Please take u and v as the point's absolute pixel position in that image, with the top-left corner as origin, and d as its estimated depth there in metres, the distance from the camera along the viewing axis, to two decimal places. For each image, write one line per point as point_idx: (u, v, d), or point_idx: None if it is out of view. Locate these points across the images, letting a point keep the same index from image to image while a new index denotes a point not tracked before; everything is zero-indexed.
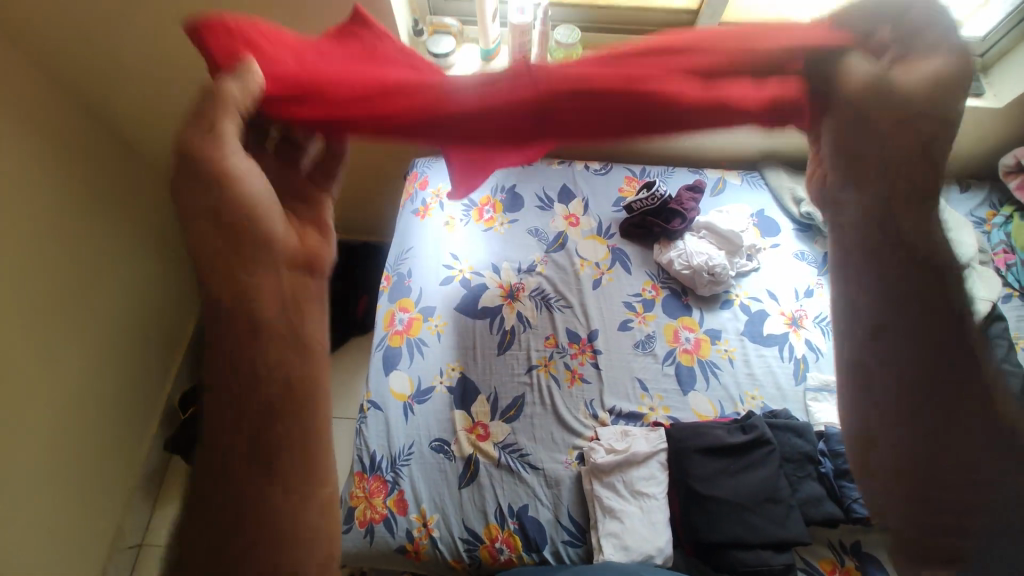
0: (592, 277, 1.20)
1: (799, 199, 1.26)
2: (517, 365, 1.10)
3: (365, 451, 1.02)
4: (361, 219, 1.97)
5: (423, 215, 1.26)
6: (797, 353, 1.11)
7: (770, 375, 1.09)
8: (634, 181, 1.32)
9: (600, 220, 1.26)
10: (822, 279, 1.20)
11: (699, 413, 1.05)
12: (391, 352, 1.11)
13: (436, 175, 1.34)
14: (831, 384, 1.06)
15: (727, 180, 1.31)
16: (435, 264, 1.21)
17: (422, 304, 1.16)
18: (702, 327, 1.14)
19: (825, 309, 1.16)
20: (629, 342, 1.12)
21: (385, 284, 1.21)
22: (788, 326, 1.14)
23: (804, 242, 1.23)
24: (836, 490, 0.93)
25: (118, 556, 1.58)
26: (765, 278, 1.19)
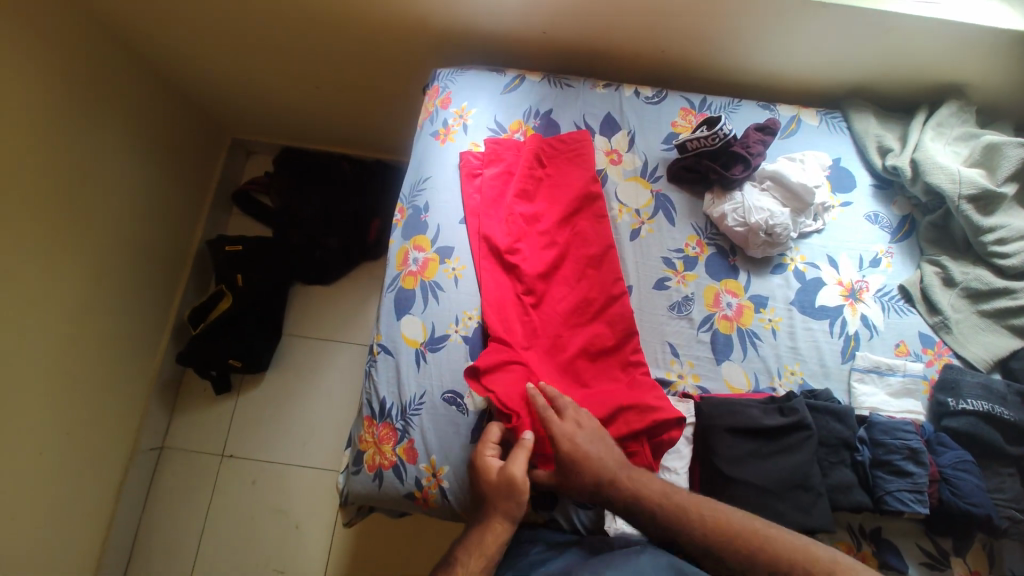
0: (630, 226, 1.05)
1: (885, 149, 1.07)
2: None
3: (374, 397, 0.98)
4: (374, 134, 1.79)
5: (444, 140, 1.10)
6: (849, 329, 1.00)
7: (815, 350, 1.00)
8: (692, 114, 1.12)
9: (646, 160, 1.09)
10: (893, 248, 1.05)
11: (731, 385, 0.98)
12: (404, 294, 1.03)
13: (461, 91, 1.14)
14: (882, 366, 0.97)
15: (801, 120, 1.11)
16: (455, 199, 1.07)
17: (438, 243, 1.04)
18: (748, 292, 1.03)
19: (890, 283, 1.03)
20: (664, 303, 1.02)
21: (399, 217, 1.09)
22: (844, 299, 1.02)
23: (879, 203, 1.07)
24: (869, 480, 0.88)
25: (140, 457, 1.65)
26: (828, 241, 1.05)
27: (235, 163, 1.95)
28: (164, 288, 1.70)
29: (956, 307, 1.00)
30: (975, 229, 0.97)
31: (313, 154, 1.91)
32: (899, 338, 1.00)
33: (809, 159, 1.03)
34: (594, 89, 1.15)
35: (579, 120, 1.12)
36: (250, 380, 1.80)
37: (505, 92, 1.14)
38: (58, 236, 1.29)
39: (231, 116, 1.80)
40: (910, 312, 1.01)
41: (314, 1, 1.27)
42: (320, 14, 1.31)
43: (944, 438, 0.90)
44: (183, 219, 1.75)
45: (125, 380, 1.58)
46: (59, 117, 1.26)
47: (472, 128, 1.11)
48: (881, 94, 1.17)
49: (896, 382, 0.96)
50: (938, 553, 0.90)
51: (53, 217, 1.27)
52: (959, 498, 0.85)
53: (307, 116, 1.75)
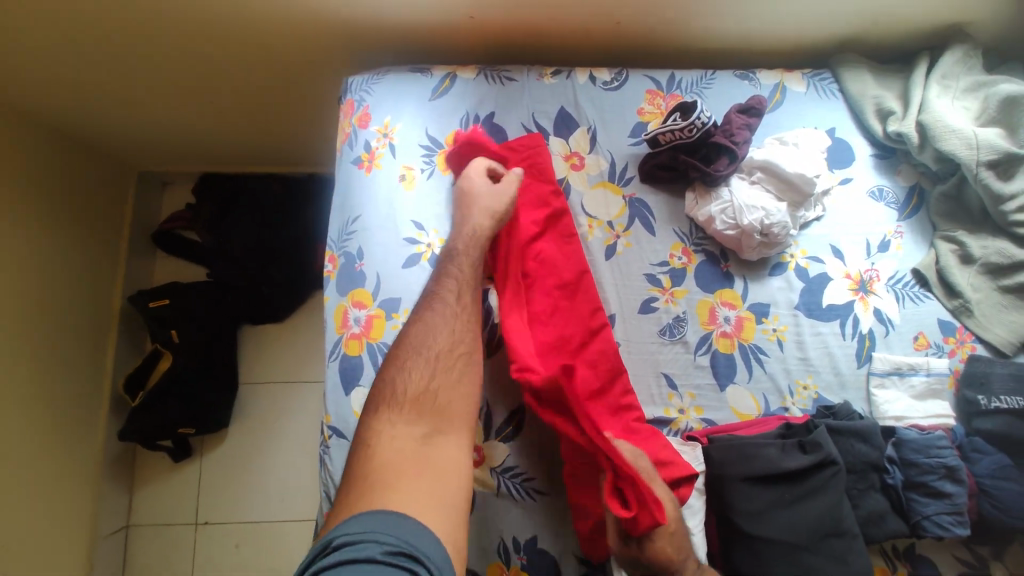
0: (604, 243, 0.90)
1: (886, 112, 0.93)
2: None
3: (333, 490, 0.84)
4: (303, 147, 1.55)
5: (369, 167, 0.91)
6: (862, 327, 0.88)
7: (827, 358, 0.87)
8: (660, 97, 0.94)
9: (613, 159, 0.92)
10: (901, 226, 0.92)
11: (739, 413, 0.85)
12: (350, 363, 0.86)
13: (382, 102, 0.94)
14: (903, 367, 0.85)
15: (787, 87, 0.95)
16: (393, 238, 0.89)
17: (381, 296, 0.87)
18: (746, 302, 0.89)
19: (902, 268, 0.90)
20: (652, 329, 0.88)
21: (330, 267, 0.91)
22: (854, 294, 0.89)
23: (881, 175, 0.94)
24: (902, 504, 0.78)
25: (103, 543, 1.47)
26: (829, 229, 0.91)
27: (148, 198, 1.66)
28: (90, 359, 1.47)
29: (975, 286, 0.88)
30: (995, 198, 0.85)
31: (239, 178, 1.66)
32: (917, 330, 0.88)
33: (804, 139, 0.87)
34: (542, 79, 0.96)
35: (528, 121, 0.93)
36: (211, 438, 1.60)
37: (436, 97, 0.94)
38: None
39: (132, 147, 1.52)
40: (927, 298, 0.89)
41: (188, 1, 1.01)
42: (200, 16, 1.05)
43: (980, 443, 0.80)
44: (96, 276, 1.49)
45: (62, 471, 1.37)
46: None
47: (401, 148, 0.91)
48: (874, 43, 1.01)
49: (919, 383, 0.85)
50: (976, 560, 0.82)
51: None
52: (1002, 512, 0.77)
53: (220, 137, 1.49)
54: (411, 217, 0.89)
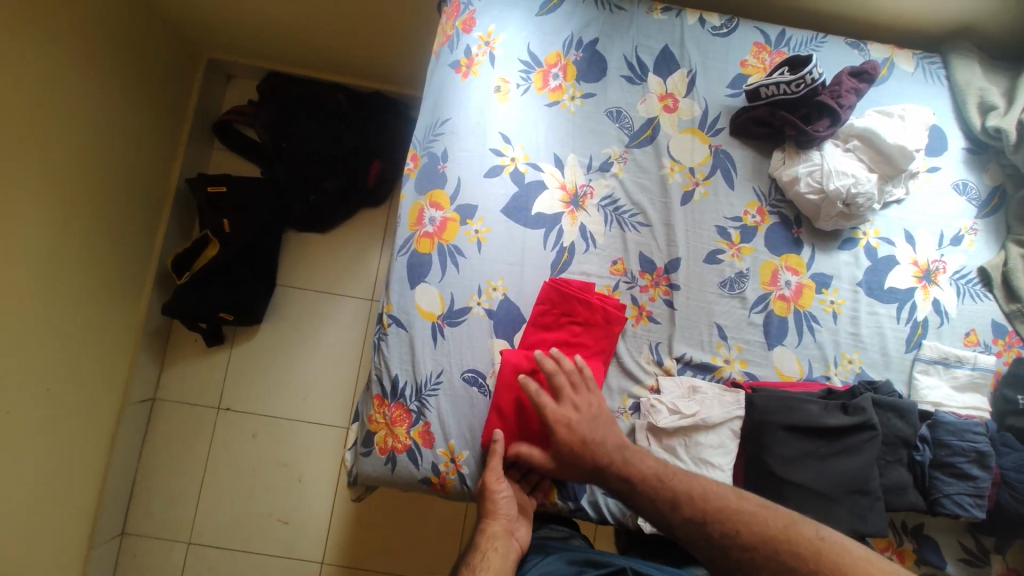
0: (682, 188, 0.91)
1: (988, 107, 0.91)
2: (593, 266, 0.89)
3: (385, 374, 0.88)
4: (375, 57, 1.54)
5: (466, 73, 0.91)
6: (918, 315, 0.89)
7: (878, 338, 0.89)
8: (766, 53, 0.93)
9: (707, 107, 0.92)
10: (976, 224, 0.92)
11: (782, 372, 0.88)
12: (418, 260, 0.89)
13: (488, 10, 0.93)
14: (950, 358, 0.87)
15: (896, 64, 0.93)
16: (478, 147, 0.90)
17: (458, 201, 0.90)
18: (810, 270, 0.90)
19: (969, 264, 0.91)
20: (714, 279, 0.90)
21: (410, 165, 0.93)
22: (917, 281, 0.90)
23: (968, 170, 0.93)
24: (925, 481, 0.81)
25: (131, 409, 1.53)
26: (906, 214, 0.91)
27: (214, 87, 1.67)
28: (142, 232, 1.50)
29: None
30: None
31: (305, 82, 1.66)
32: (970, 327, 0.89)
33: (910, 114, 0.86)
34: (650, 14, 0.94)
35: (630, 54, 0.93)
36: (243, 332, 1.66)
37: (542, 13, 0.93)
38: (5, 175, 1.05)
39: (206, 29, 1.51)
40: (986, 298, 0.90)
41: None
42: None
43: (1010, 439, 0.82)
44: (157, 153, 1.51)
45: (106, 333, 1.42)
46: (20, 17, 1.03)
47: (500, 58, 0.91)
48: (989, 36, 0.98)
49: (963, 375, 0.87)
50: (978, 550, 0.86)
51: (18, 141, 1.07)
52: (1020, 504, 0.79)
53: (300, 34, 1.49)
54: (500, 130, 0.90)
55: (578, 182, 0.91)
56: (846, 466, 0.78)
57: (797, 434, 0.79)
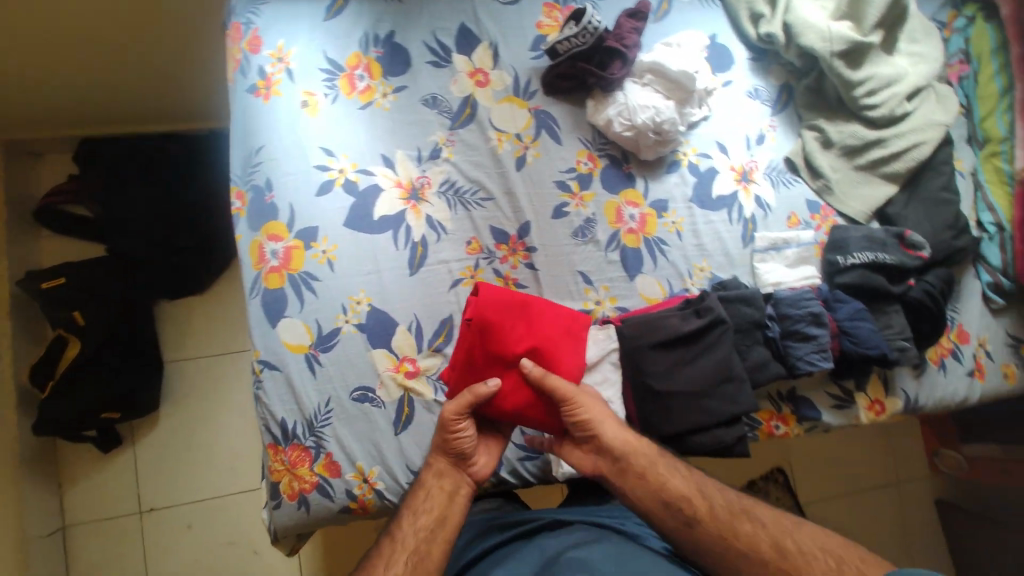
0: (514, 155, 0.93)
1: (758, 17, 0.99)
2: (451, 251, 0.91)
3: (272, 421, 0.85)
4: (192, 96, 1.42)
5: (267, 95, 0.87)
6: (746, 213, 0.99)
7: (718, 242, 0.99)
8: (557, 11, 0.97)
9: (517, 74, 0.95)
10: (775, 121, 1.01)
11: (647, 297, 0.95)
12: (271, 296, 0.87)
13: (271, 25, 0.88)
14: (778, 242, 0.98)
15: None
16: (303, 168, 0.88)
17: (297, 227, 0.87)
18: (648, 200, 0.97)
19: (777, 157, 1.01)
20: (566, 232, 0.94)
21: (238, 204, 0.89)
22: (738, 183, 0.99)
23: (757, 77, 1.01)
24: (781, 352, 0.92)
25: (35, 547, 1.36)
26: (715, 128, 0.99)
27: (22, 172, 1.48)
28: None
29: (835, 167, 0.99)
30: (846, 86, 0.95)
31: (127, 141, 1.50)
32: (791, 211, 1.00)
33: (685, 41, 0.95)
34: None
35: (430, 40, 0.93)
36: (142, 424, 1.52)
37: (329, 18, 0.90)
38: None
39: None
40: (797, 182, 1.01)
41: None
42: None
43: (840, 295, 0.94)
44: None
45: None
46: None
47: (298, 73, 0.88)
48: None
49: (792, 253, 0.99)
50: (845, 394, 0.99)
51: None
52: (858, 346, 0.91)
53: (99, 92, 1.34)
54: (319, 145, 0.88)
55: (413, 176, 0.91)
56: (707, 361, 0.87)
57: (664, 348, 0.87)
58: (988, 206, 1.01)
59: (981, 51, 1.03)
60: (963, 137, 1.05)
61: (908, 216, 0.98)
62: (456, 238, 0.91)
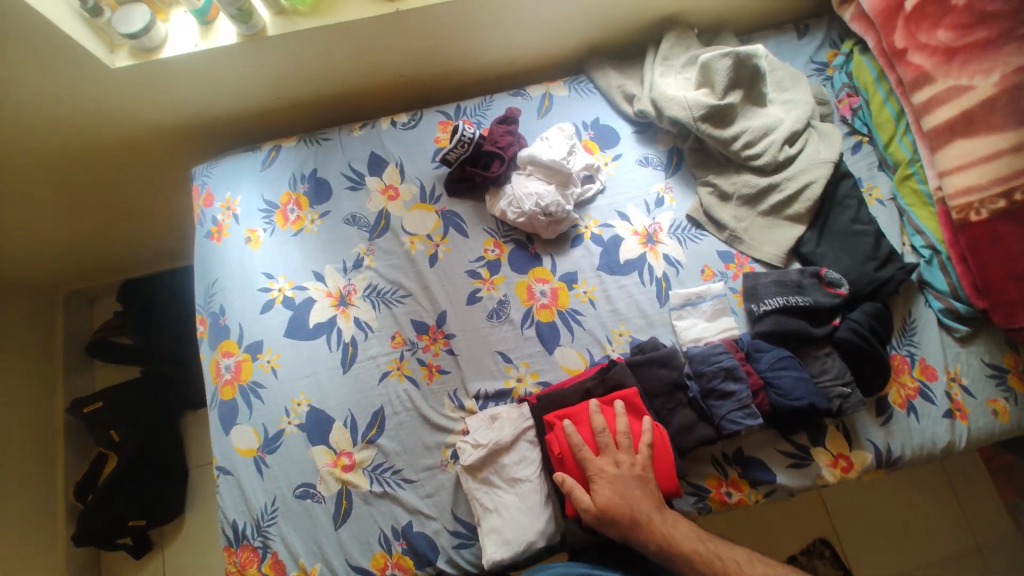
0: (426, 254, 1.04)
1: (631, 96, 1.09)
2: (376, 345, 1.00)
3: (226, 524, 0.93)
4: None
5: (220, 238, 1.06)
6: (657, 273, 1.01)
7: (633, 305, 1.00)
8: (451, 125, 1.12)
9: (422, 183, 1.08)
10: (670, 182, 1.06)
11: (569, 369, 0.98)
12: (226, 406, 0.99)
13: (221, 183, 1.10)
14: (692, 297, 0.98)
15: (552, 95, 1.12)
16: (249, 292, 1.03)
17: (245, 342, 1.01)
18: (557, 274, 1.03)
19: (678, 216, 1.04)
20: (481, 315, 1.01)
21: (202, 328, 1.05)
22: (643, 246, 1.03)
23: (645, 145, 1.09)
24: (705, 411, 0.89)
25: None
26: (612, 198, 1.06)
27: (80, 315, 1.80)
28: (42, 474, 1.55)
29: (738, 217, 1.01)
30: (722, 143, 0.99)
31: (156, 279, 1.80)
32: (703, 264, 1.01)
33: (553, 134, 1.05)
34: (352, 133, 1.13)
35: (346, 170, 1.10)
36: (170, 528, 1.66)
37: (265, 168, 1.10)
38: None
39: (45, 274, 1.65)
40: (704, 236, 1.02)
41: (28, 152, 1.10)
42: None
43: (760, 343, 0.92)
44: (36, 397, 1.59)
45: None
46: None
47: (242, 216, 1.07)
48: (615, 47, 1.16)
49: (710, 306, 0.97)
50: (800, 451, 0.89)
51: None
52: (784, 397, 0.87)
53: None
54: (262, 270, 1.04)
55: (341, 284, 1.04)
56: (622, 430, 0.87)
57: None
58: (916, 230, 0.97)
59: (866, 82, 1.05)
60: (874, 165, 1.04)
61: (824, 253, 0.96)
62: (381, 334, 1.01)
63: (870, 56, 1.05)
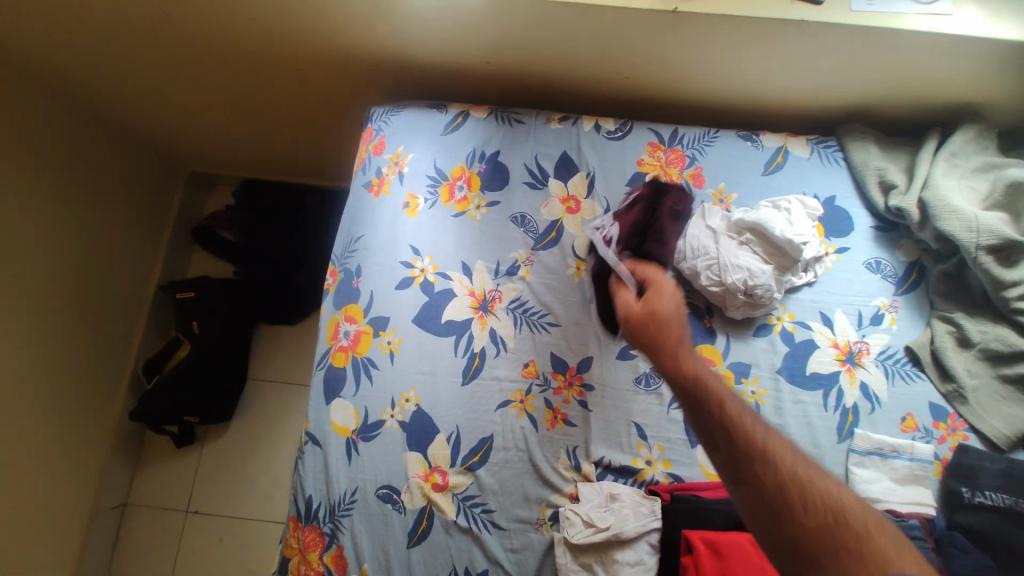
0: (590, 287, 0.92)
1: (889, 185, 0.91)
2: (503, 366, 0.90)
3: (300, 494, 0.87)
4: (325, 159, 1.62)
5: (378, 193, 0.97)
6: (847, 401, 0.85)
7: (805, 428, 0.85)
8: (661, 151, 0.97)
9: (608, 206, 0.95)
10: (897, 301, 0.90)
11: (708, 472, 0.85)
12: (334, 373, 0.91)
13: (396, 133, 1.00)
14: (885, 448, 0.82)
15: (789, 152, 0.96)
16: (390, 261, 0.94)
17: (371, 314, 0.92)
18: (727, 360, 0.88)
19: (895, 344, 0.88)
20: (629, 376, 0.89)
21: (330, 281, 0.97)
22: (840, 365, 0.87)
23: (880, 248, 0.92)
24: None
25: (100, 518, 1.53)
26: (820, 297, 0.90)
27: (195, 198, 1.80)
28: (119, 338, 1.58)
29: (973, 372, 0.84)
30: (999, 286, 0.81)
31: (275, 187, 1.78)
32: (906, 411, 0.85)
33: (795, 207, 0.87)
34: (549, 124, 1.00)
35: (531, 162, 0.98)
36: (214, 429, 1.67)
37: (446, 133, 1.00)
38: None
39: (179, 147, 1.65)
40: (919, 378, 0.86)
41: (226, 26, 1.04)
42: (238, 50, 1.10)
43: (960, 540, 0.76)
44: (136, 264, 1.62)
45: (77, 443, 1.46)
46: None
47: (408, 177, 0.97)
48: (884, 116, 0.97)
49: (902, 466, 0.82)
50: None
51: None
52: None
53: (260, 148, 1.60)
54: (409, 243, 0.94)
55: (486, 287, 0.93)
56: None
57: None
58: None
59: None
60: None
61: None
62: (517, 354, 0.90)
63: None
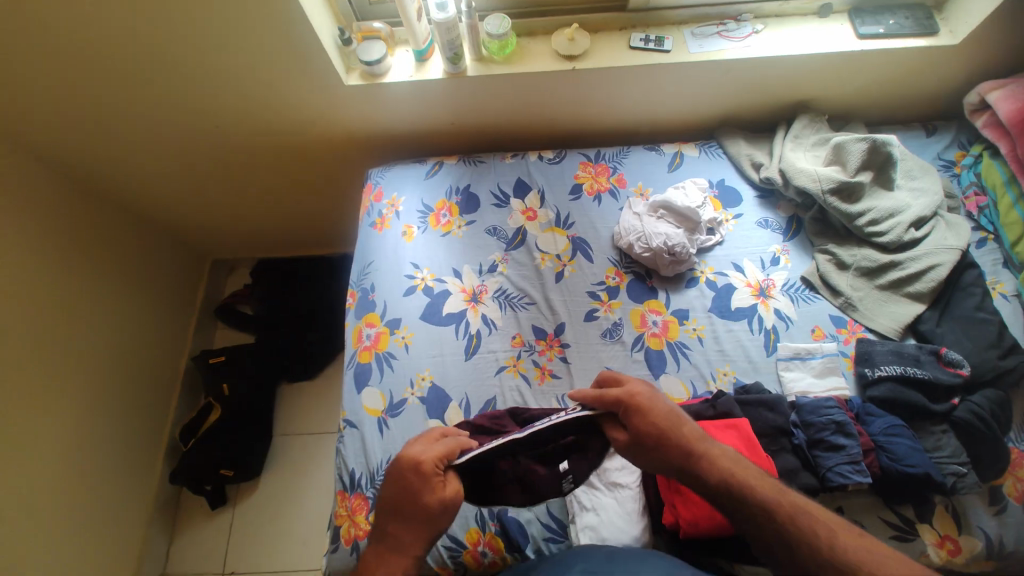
0: (553, 270, 1.18)
1: (758, 164, 1.22)
2: (496, 341, 1.12)
3: (344, 470, 1.04)
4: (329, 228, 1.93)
5: (381, 228, 1.25)
6: (767, 324, 1.08)
7: (740, 349, 1.07)
8: (590, 166, 1.29)
9: (558, 211, 1.24)
10: (788, 245, 1.16)
11: (672, 396, 1.04)
12: (362, 368, 1.12)
13: (390, 185, 1.31)
14: (802, 352, 1.04)
15: (684, 154, 1.28)
16: (398, 276, 1.20)
17: (387, 317, 1.16)
18: (670, 308, 1.13)
19: (793, 276, 1.13)
20: (596, 332, 1.12)
21: (350, 301, 1.22)
22: (756, 298, 1.11)
23: (766, 209, 1.20)
24: (810, 460, 0.93)
25: None
26: (729, 251, 1.17)
27: (216, 281, 2.07)
28: (158, 408, 1.75)
29: (855, 286, 1.08)
30: (848, 218, 1.09)
31: (286, 260, 2.06)
32: (814, 324, 1.08)
33: (691, 184, 1.22)
34: (504, 160, 1.32)
35: (495, 189, 1.28)
36: (245, 486, 1.78)
37: (428, 178, 1.31)
38: (26, 379, 1.30)
39: (203, 238, 1.94)
40: (817, 298, 1.10)
41: (252, 127, 1.38)
42: (261, 144, 1.43)
43: (871, 408, 0.96)
44: (172, 340, 1.83)
45: (122, 509, 1.56)
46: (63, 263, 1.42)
47: (403, 213, 1.26)
48: (745, 120, 1.32)
49: (818, 363, 1.03)
50: (903, 523, 0.90)
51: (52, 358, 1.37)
52: (897, 462, 0.89)
53: (273, 227, 1.91)
54: (410, 260, 1.21)
55: (474, 283, 1.18)
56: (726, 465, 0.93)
57: None
58: None
59: (994, 183, 1.12)
60: (998, 262, 1.08)
61: (944, 333, 1.01)
62: (505, 327, 1.13)
63: (1001, 162, 1.12)
